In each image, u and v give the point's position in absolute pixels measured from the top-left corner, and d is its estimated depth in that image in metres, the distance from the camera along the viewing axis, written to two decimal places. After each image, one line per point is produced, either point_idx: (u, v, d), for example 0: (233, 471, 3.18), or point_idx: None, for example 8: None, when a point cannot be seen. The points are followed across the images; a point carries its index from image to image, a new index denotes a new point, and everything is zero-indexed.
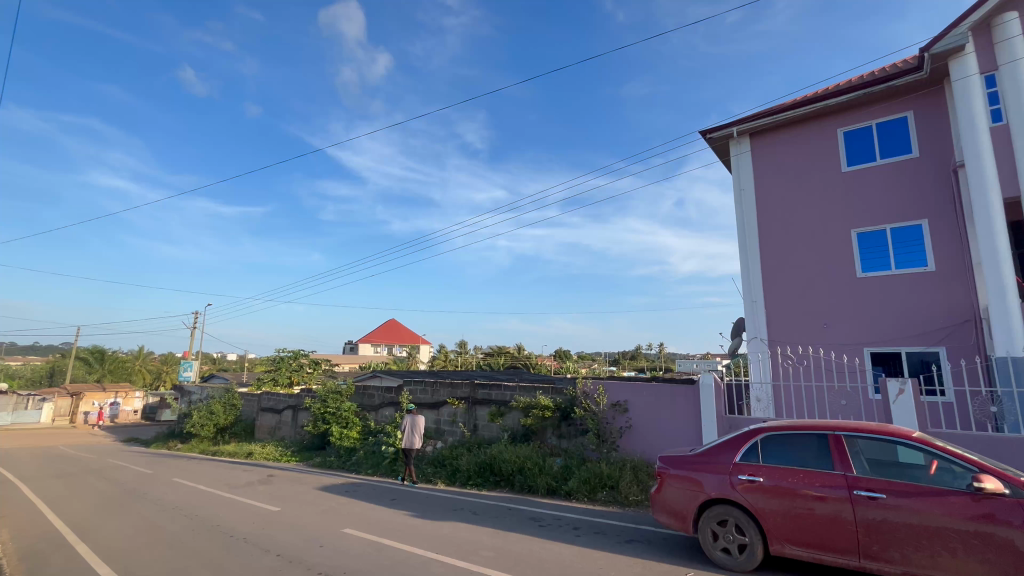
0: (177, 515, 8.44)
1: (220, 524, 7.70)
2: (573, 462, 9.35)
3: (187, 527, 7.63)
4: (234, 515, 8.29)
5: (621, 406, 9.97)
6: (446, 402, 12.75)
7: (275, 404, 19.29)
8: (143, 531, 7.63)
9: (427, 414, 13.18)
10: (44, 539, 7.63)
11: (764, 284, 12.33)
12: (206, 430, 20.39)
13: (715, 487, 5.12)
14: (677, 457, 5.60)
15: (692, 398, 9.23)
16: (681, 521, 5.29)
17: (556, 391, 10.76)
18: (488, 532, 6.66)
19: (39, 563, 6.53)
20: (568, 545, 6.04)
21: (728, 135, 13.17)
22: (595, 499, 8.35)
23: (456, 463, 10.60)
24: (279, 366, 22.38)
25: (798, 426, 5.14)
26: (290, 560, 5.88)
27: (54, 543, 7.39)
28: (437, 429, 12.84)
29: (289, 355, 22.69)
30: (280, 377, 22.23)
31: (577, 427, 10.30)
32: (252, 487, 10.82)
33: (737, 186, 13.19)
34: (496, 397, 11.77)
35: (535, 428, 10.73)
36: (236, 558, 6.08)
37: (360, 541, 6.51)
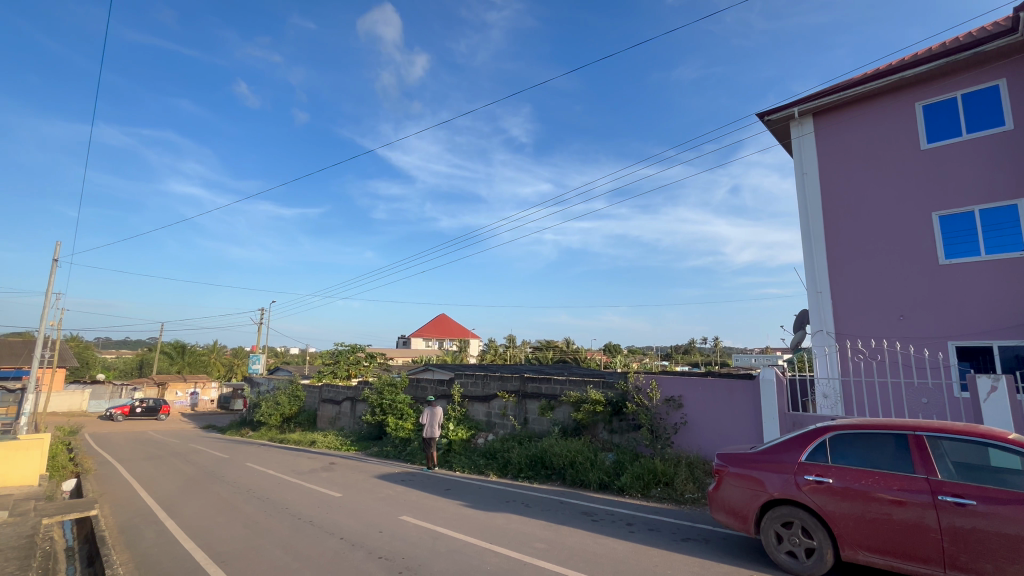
0: (250, 498, 9.08)
1: (289, 507, 8.22)
2: (625, 458, 9.22)
3: (259, 509, 8.19)
4: (301, 499, 8.81)
5: (675, 401, 9.70)
6: (496, 395, 12.90)
7: (334, 395, 20.31)
8: (221, 511, 8.25)
9: (478, 407, 13.37)
10: (138, 515, 8.41)
11: (830, 273, 11.55)
12: (273, 419, 21.87)
13: (777, 487, 4.89)
14: (735, 455, 5.39)
15: (751, 393, 8.86)
16: (742, 521, 5.08)
17: (607, 386, 10.61)
18: (540, 525, 6.71)
19: (135, 536, 7.20)
20: (623, 541, 5.97)
21: (788, 116, 12.39)
22: (649, 495, 8.20)
23: (507, 456, 10.73)
24: (338, 359, 23.56)
25: (872, 425, 4.80)
26: (352, 544, 6.18)
27: (147, 519, 8.14)
28: (487, 422, 13.01)
29: (346, 349, 23.79)
30: (339, 370, 23.34)
31: (629, 422, 10.12)
32: (316, 474, 11.45)
33: (799, 170, 12.42)
34: (546, 391, 11.81)
35: (586, 422, 10.65)
36: (303, 539, 6.45)
37: (417, 528, 6.74)
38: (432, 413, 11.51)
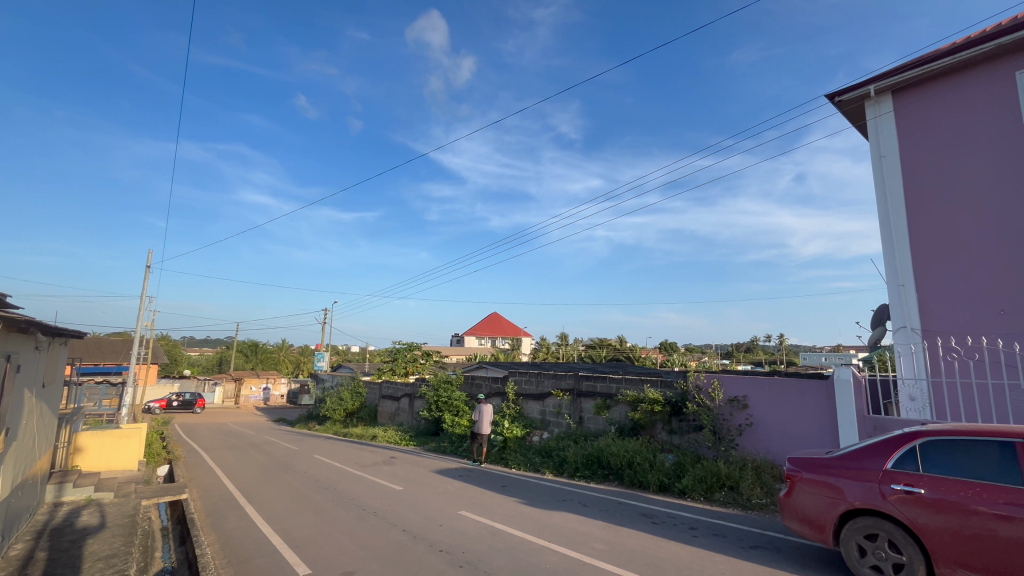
0: (319, 488, 9.61)
1: (354, 498, 8.63)
2: (686, 459, 8.91)
3: (328, 499, 8.64)
4: (365, 491, 9.21)
5: (739, 402, 9.26)
6: (550, 393, 12.86)
7: (393, 392, 21.06)
8: (294, 499, 8.79)
9: (532, 405, 13.39)
10: (222, 499, 9.13)
11: (915, 265, 10.56)
12: (338, 413, 23.03)
13: (858, 495, 4.54)
14: (809, 460, 5.06)
15: (824, 394, 8.28)
16: (818, 531, 4.75)
17: (665, 385, 10.30)
18: (599, 525, 6.62)
19: (220, 519, 7.82)
20: (686, 545, 5.77)
21: (863, 95, 11.45)
22: (713, 499, 7.87)
23: (563, 454, 10.67)
24: (396, 357, 24.42)
25: (970, 432, 4.36)
26: (414, 536, 6.38)
27: (229, 503, 8.82)
28: (542, 420, 13.00)
29: (404, 348, 24.62)
30: (397, 368, 24.18)
31: (690, 423, 9.74)
32: (377, 467, 11.93)
33: (876, 152, 11.45)
34: (602, 389, 11.63)
35: (644, 422, 10.39)
36: (368, 530, 6.73)
37: (476, 523, 6.86)
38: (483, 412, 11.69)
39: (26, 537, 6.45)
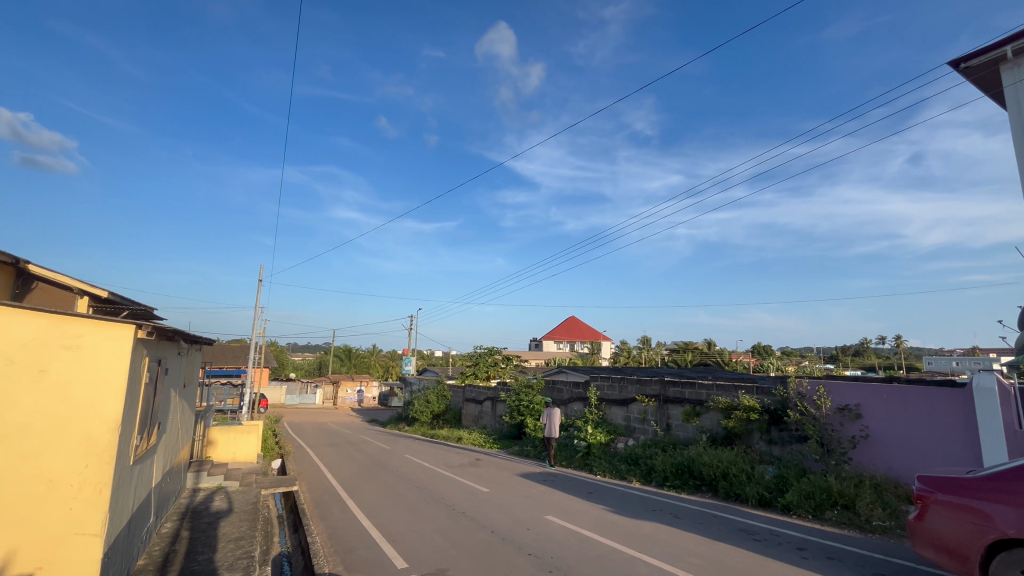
0: (412, 487, 10.13)
1: (444, 498, 8.98)
2: (790, 472, 8.20)
3: (420, 497, 9.08)
4: (454, 491, 9.55)
5: (850, 411, 8.35)
6: (635, 399, 12.48)
7: (476, 395, 21.66)
8: (389, 496, 9.34)
9: (617, 410, 13.06)
10: (327, 493, 9.94)
11: None
12: (425, 415, 24.14)
13: (1011, 523, 3.90)
14: (945, 480, 4.44)
15: (960, 404, 7.21)
16: (960, 562, 4.14)
17: (763, 392, 9.58)
18: (693, 538, 6.30)
19: (326, 511, 8.51)
20: (793, 566, 5.31)
21: (995, 59, 9.92)
22: (823, 518, 7.16)
23: (651, 462, 10.29)
24: (478, 361, 25.12)
25: None
26: (503, 538, 6.49)
27: (333, 497, 9.58)
28: (627, 426, 12.66)
29: (485, 352, 25.23)
30: (479, 372, 24.86)
31: (793, 433, 8.95)
32: (464, 468, 12.32)
33: (1016, 123, 9.84)
34: (690, 395, 11.07)
35: (739, 431, 9.72)
36: (459, 529, 6.97)
37: (563, 529, 6.83)
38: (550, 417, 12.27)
39: (173, 517, 7.46)
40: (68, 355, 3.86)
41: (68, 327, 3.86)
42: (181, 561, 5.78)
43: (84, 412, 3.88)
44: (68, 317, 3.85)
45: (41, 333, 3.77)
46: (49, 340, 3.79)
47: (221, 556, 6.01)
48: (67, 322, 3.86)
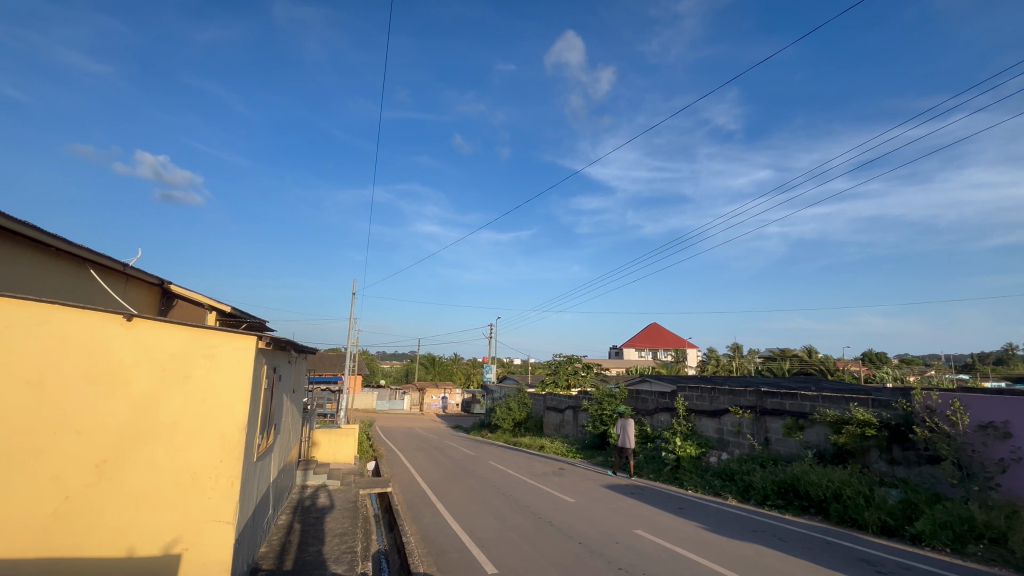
0: (498, 493, 10.30)
1: (530, 506, 9.03)
2: (918, 497, 7.22)
3: (506, 504, 9.21)
4: (539, 500, 9.57)
5: (996, 429, 7.11)
6: (728, 410, 11.72)
7: (557, 403, 21.52)
8: (477, 502, 9.58)
9: (707, 422, 12.34)
10: (418, 496, 10.41)
11: None
12: (507, 423, 24.43)
13: None
14: None
15: None
16: None
17: (881, 405, 8.57)
18: (801, 564, 5.77)
19: (418, 513, 8.92)
20: None
21: None
22: (965, 553, 6.21)
23: (748, 479, 9.59)
24: (558, 370, 25.00)
25: None
26: (591, 550, 6.38)
27: (424, 500, 10.02)
28: (719, 439, 11.90)
29: (564, 361, 25.10)
30: (560, 380, 24.72)
31: (920, 452, 7.89)
32: (548, 477, 12.29)
33: None
34: (792, 407, 10.18)
35: (852, 448, 8.76)
36: (546, 538, 6.97)
37: (654, 545, 6.57)
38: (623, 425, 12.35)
39: (287, 510, 8.23)
40: (206, 363, 4.42)
41: (205, 339, 4.43)
42: (296, 550, 6.37)
43: (219, 413, 4.43)
44: (206, 330, 4.42)
45: (185, 345, 4.37)
46: (191, 350, 4.37)
47: (329, 549, 6.51)
48: (204, 335, 4.44)
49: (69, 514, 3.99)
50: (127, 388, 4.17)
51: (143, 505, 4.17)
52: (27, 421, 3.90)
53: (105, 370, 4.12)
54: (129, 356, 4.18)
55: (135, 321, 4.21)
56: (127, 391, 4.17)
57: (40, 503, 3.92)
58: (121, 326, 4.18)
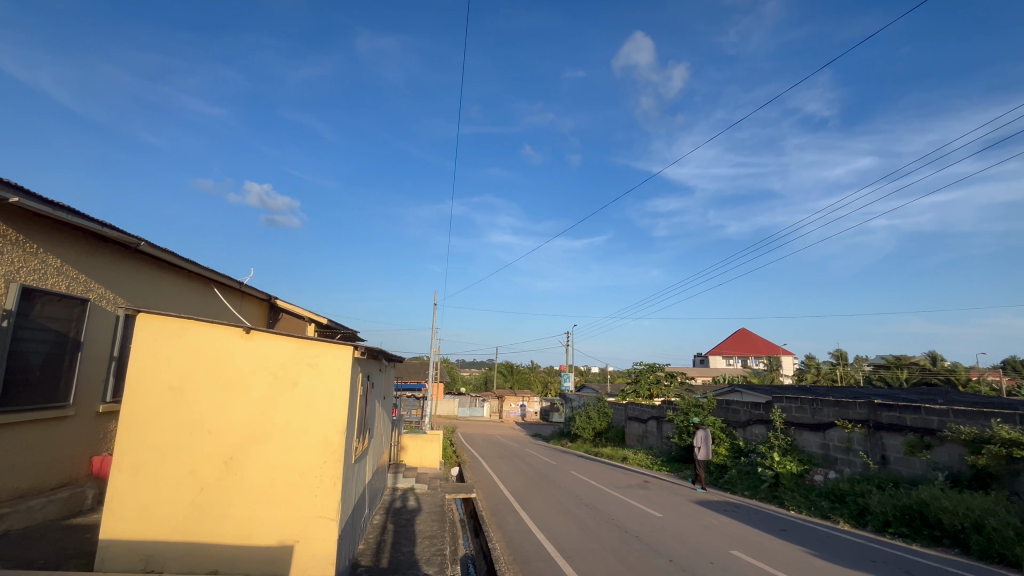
0: (581, 504, 10.14)
1: (616, 519, 8.79)
2: None
3: (590, 516, 9.05)
4: (625, 512, 9.28)
5: None
6: (834, 424, 10.63)
7: (639, 413, 20.81)
8: (561, 511, 9.52)
9: (810, 437, 11.26)
10: (502, 503, 10.54)
11: None
12: (588, 432, 24.02)
13: None
14: None
15: None
16: None
17: None
18: None
19: (502, 519, 9.04)
20: None
21: None
22: None
23: (864, 502, 8.61)
24: (639, 379, 24.20)
25: None
26: (683, 569, 6.07)
27: (507, 507, 10.13)
28: (825, 455, 10.81)
29: (645, 369, 24.25)
30: (641, 390, 23.91)
31: None
32: (633, 490, 11.90)
33: None
34: (914, 422, 9.01)
35: (995, 471, 7.55)
36: (633, 553, 6.74)
37: (753, 568, 6.11)
38: (704, 436, 12.17)
39: (381, 511, 8.72)
40: (311, 370, 4.82)
41: (310, 348, 4.84)
42: (390, 550, 6.71)
43: (322, 416, 4.80)
44: (311, 340, 4.83)
45: (293, 354, 4.81)
46: (299, 359, 4.80)
47: (420, 550, 6.80)
48: (309, 345, 4.85)
49: (203, 504, 4.53)
50: (247, 393, 4.68)
51: (262, 499, 4.63)
52: (171, 421, 4.53)
53: (229, 377, 4.65)
54: (248, 365, 4.70)
55: (253, 333, 4.71)
56: (247, 395, 4.68)
57: (181, 493, 4.50)
58: (242, 338, 4.70)
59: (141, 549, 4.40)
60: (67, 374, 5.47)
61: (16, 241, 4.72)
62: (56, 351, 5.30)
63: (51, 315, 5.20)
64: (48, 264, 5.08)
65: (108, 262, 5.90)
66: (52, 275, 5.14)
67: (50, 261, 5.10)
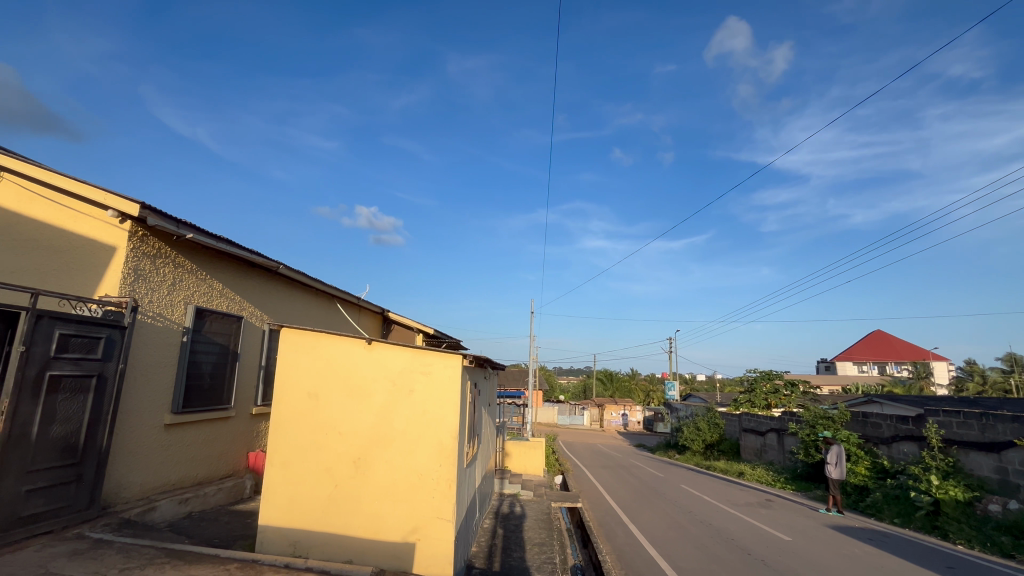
0: (696, 521, 9.54)
1: (736, 539, 8.13)
2: None
3: (706, 534, 8.49)
4: (747, 533, 8.55)
5: None
6: (1012, 444, 8.86)
7: (756, 425, 19.12)
8: (673, 527, 9.05)
9: (980, 458, 9.48)
10: (609, 514, 10.29)
11: None
12: (697, 444, 22.57)
13: None
14: None
15: None
16: None
17: None
18: None
19: (610, 532, 8.83)
20: None
21: None
22: None
23: None
24: (753, 388, 22.25)
25: None
26: None
27: (615, 519, 9.87)
28: (1002, 481, 9.03)
29: (761, 377, 22.22)
30: (757, 400, 21.96)
31: None
32: (753, 508, 10.93)
33: None
34: None
35: None
36: None
37: None
38: (837, 452, 10.81)
39: (490, 515, 8.98)
40: (425, 378, 5.14)
41: (424, 358, 5.16)
42: (502, 554, 6.88)
43: (437, 422, 5.08)
44: (424, 350, 5.16)
45: (409, 363, 5.17)
46: (414, 367, 5.14)
47: (530, 557, 6.88)
48: (423, 354, 5.17)
49: (338, 499, 5.03)
50: (372, 399, 5.12)
51: (387, 498, 5.02)
52: (311, 423, 5.10)
53: (356, 384, 5.13)
54: (371, 373, 5.14)
55: (374, 344, 5.15)
56: (371, 401, 5.12)
57: (320, 488, 5.04)
58: (365, 348, 5.17)
59: (290, 535, 4.99)
60: (229, 381, 6.43)
61: (191, 269, 5.68)
62: (220, 361, 6.26)
63: (216, 330, 6.16)
64: (213, 287, 6.04)
65: (256, 283, 6.86)
66: (216, 296, 6.10)
67: (214, 285, 6.06)
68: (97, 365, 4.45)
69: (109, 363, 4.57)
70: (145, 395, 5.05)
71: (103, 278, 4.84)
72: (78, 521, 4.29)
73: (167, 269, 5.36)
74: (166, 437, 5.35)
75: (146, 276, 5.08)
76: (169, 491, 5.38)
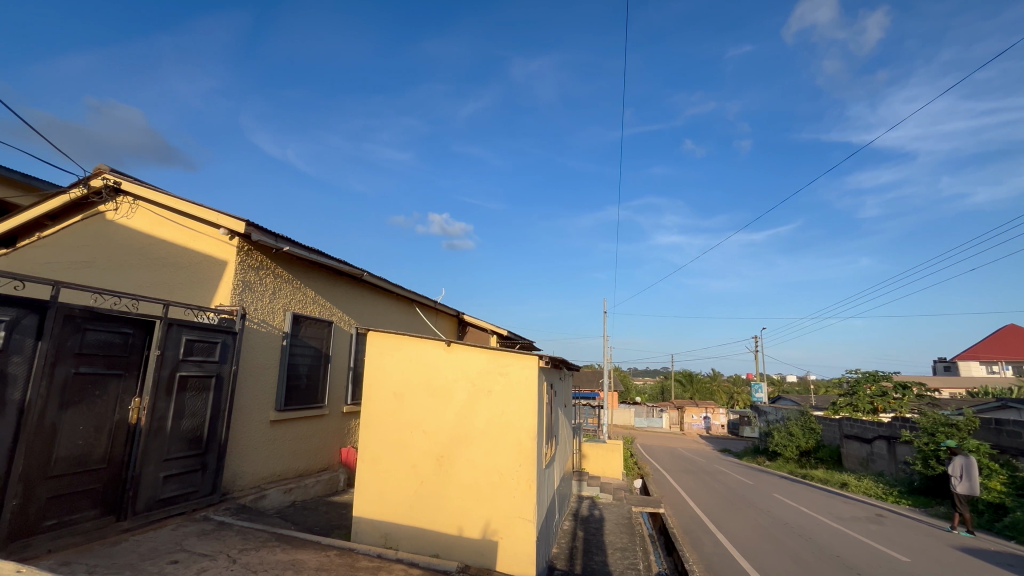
0: (793, 533, 8.84)
1: (841, 556, 7.41)
2: None
3: (806, 548, 7.82)
4: (854, 551, 7.76)
5: None
6: None
7: (861, 431, 17.32)
8: (766, 539, 8.45)
9: None
10: (694, 522, 9.83)
11: None
12: (790, 451, 20.87)
13: None
14: None
15: None
16: None
17: None
18: None
19: (697, 540, 8.44)
20: None
21: None
22: None
23: None
24: (856, 391, 20.18)
25: None
26: None
27: (701, 527, 9.40)
28: None
29: (864, 378, 20.11)
30: (860, 403, 19.88)
31: None
32: (861, 523, 9.90)
33: None
34: None
35: None
36: None
37: None
38: (963, 464, 9.49)
39: (570, 517, 8.93)
40: (503, 379, 5.21)
41: (501, 359, 5.24)
42: (583, 557, 6.80)
43: (516, 422, 5.14)
44: (502, 352, 5.24)
45: (487, 364, 5.27)
46: (492, 368, 5.24)
47: (612, 561, 6.74)
48: (500, 355, 5.26)
49: (425, 495, 5.24)
50: (453, 399, 5.29)
51: (469, 495, 5.16)
52: (397, 421, 5.37)
53: (438, 385, 5.33)
54: (451, 374, 5.32)
55: (453, 346, 5.33)
56: (452, 401, 5.29)
57: (408, 484, 5.29)
58: (444, 350, 5.36)
59: (381, 527, 5.29)
60: (323, 381, 6.94)
61: (288, 279, 6.22)
62: (315, 363, 6.78)
63: (311, 334, 6.68)
64: (307, 295, 6.56)
65: (344, 290, 7.36)
66: (310, 303, 6.62)
67: (308, 293, 6.58)
68: (215, 366, 5.02)
69: (224, 364, 5.12)
70: (254, 393, 5.60)
71: (217, 289, 5.44)
72: (205, 505, 4.85)
73: (269, 280, 5.91)
74: (272, 432, 5.90)
75: (252, 287, 5.64)
76: (275, 481, 5.91)
